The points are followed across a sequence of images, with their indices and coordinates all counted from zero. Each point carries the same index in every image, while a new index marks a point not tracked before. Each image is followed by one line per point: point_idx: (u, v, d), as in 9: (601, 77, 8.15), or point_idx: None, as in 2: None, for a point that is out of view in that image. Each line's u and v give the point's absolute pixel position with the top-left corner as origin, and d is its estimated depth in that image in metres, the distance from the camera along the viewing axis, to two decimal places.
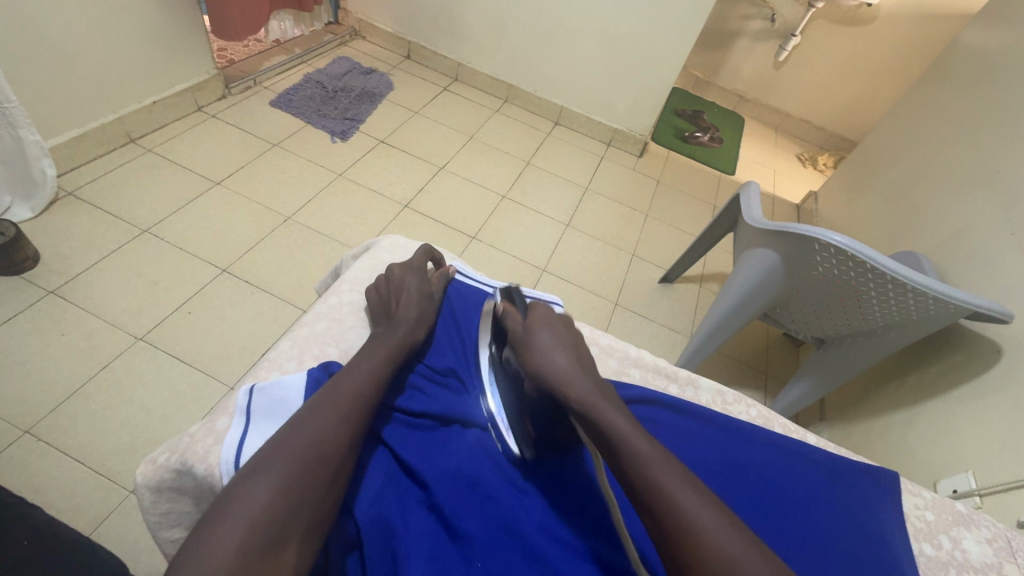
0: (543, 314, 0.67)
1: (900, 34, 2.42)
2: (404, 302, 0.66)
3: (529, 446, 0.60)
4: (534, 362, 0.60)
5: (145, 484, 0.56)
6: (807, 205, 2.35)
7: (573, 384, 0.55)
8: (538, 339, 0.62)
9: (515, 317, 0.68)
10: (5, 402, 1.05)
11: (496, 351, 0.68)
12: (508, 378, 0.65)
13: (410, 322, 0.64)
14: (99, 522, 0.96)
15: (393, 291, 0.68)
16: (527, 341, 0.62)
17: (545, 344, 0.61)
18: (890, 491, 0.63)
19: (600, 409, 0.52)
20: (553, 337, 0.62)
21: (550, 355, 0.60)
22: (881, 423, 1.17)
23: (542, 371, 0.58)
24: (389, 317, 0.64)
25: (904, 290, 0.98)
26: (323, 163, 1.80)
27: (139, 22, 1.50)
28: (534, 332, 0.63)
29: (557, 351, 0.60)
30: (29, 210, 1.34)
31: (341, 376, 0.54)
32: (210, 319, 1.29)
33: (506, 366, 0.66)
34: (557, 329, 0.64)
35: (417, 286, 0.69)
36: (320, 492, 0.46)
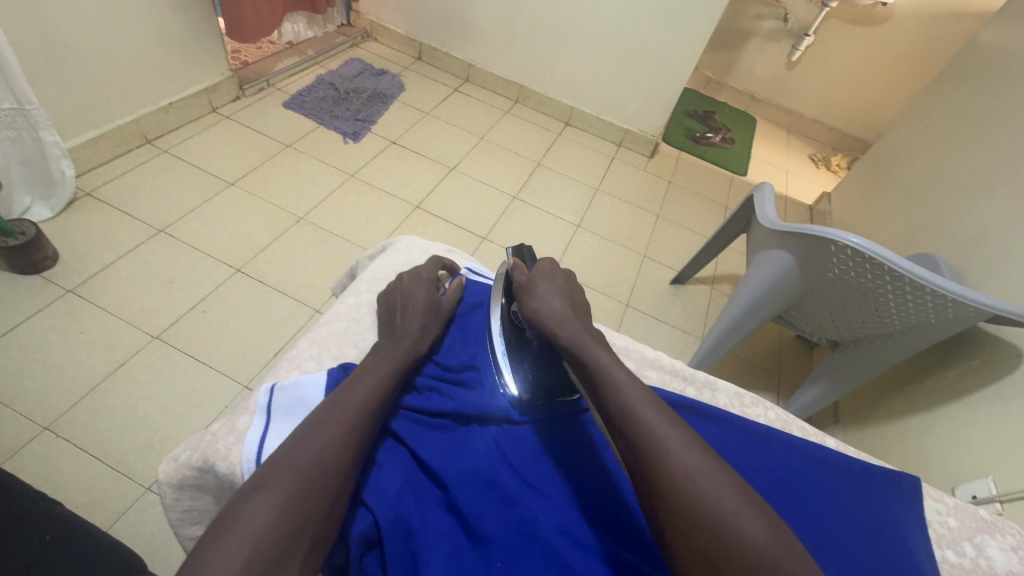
0: (547, 266, 0.70)
1: (916, 34, 2.39)
2: (411, 310, 0.66)
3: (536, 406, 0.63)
4: (533, 306, 0.64)
5: (167, 482, 0.57)
6: (821, 207, 2.33)
7: (566, 329, 0.60)
8: (538, 287, 0.66)
9: (521, 270, 0.71)
10: (25, 398, 1.07)
11: (507, 305, 0.70)
12: (515, 328, 0.68)
13: (418, 332, 0.64)
14: (116, 518, 0.97)
15: (403, 299, 0.67)
16: (528, 289, 0.66)
17: (544, 292, 0.65)
18: (913, 496, 0.62)
19: (591, 350, 0.56)
20: (551, 287, 0.66)
21: (548, 300, 0.64)
22: (897, 427, 1.16)
23: (539, 314, 0.62)
24: (394, 329, 0.64)
25: (922, 292, 0.96)
26: (335, 164, 1.81)
27: (155, 25, 1.52)
28: (536, 282, 0.66)
29: (554, 298, 0.64)
30: (49, 210, 1.36)
31: (349, 387, 0.54)
32: (224, 318, 1.31)
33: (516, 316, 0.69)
34: (557, 280, 0.67)
35: (426, 294, 0.68)
36: (334, 494, 0.47)
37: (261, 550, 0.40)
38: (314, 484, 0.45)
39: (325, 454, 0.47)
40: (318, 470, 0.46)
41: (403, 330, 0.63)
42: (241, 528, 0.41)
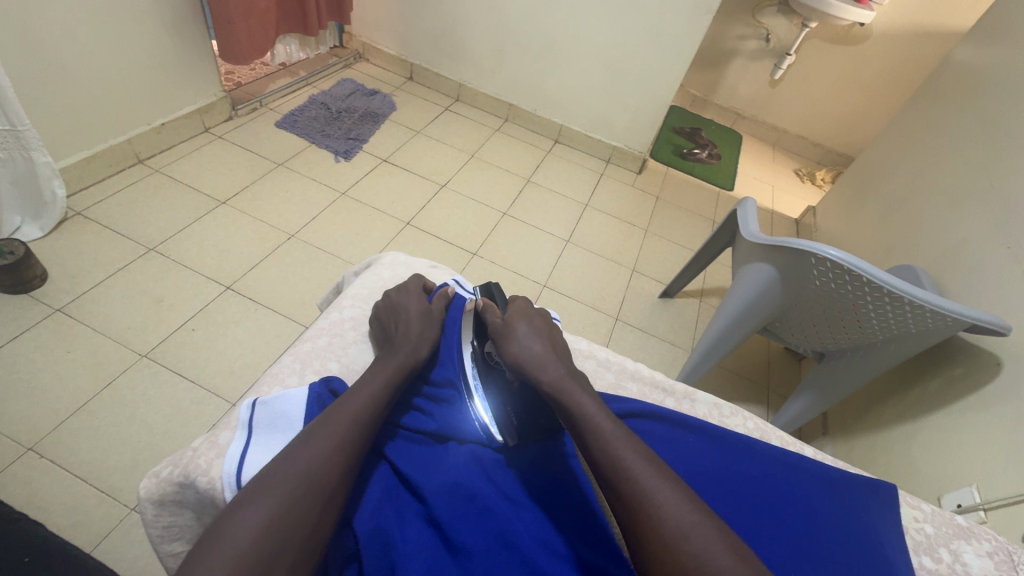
0: (521, 306, 0.70)
1: (894, 52, 2.46)
2: (407, 327, 0.66)
3: (512, 435, 0.63)
4: (513, 351, 0.63)
5: (148, 498, 0.57)
6: (806, 220, 2.37)
7: (546, 369, 0.60)
8: (516, 330, 0.65)
9: (494, 309, 0.70)
10: (9, 418, 1.06)
11: (478, 346, 0.69)
12: (494, 370, 0.68)
13: (415, 343, 0.65)
14: (101, 538, 0.96)
15: (393, 315, 0.68)
16: (506, 334, 0.65)
17: (522, 334, 0.64)
18: (889, 505, 0.62)
19: (572, 393, 0.57)
20: (529, 329, 0.65)
21: (525, 342, 0.63)
22: (883, 436, 1.17)
23: (517, 359, 0.62)
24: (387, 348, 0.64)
25: (900, 302, 0.98)
26: (327, 182, 1.83)
27: (148, 47, 1.54)
28: (512, 325, 0.65)
29: (533, 341, 0.64)
30: (39, 229, 1.37)
31: (343, 401, 0.55)
32: (214, 336, 1.31)
33: (489, 356, 0.69)
34: (533, 321, 0.67)
35: (411, 308, 0.69)
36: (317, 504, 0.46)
37: (250, 556, 0.41)
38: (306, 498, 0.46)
39: (313, 463, 0.48)
40: (311, 480, 0.47)
41: (392, 352, 0.63)
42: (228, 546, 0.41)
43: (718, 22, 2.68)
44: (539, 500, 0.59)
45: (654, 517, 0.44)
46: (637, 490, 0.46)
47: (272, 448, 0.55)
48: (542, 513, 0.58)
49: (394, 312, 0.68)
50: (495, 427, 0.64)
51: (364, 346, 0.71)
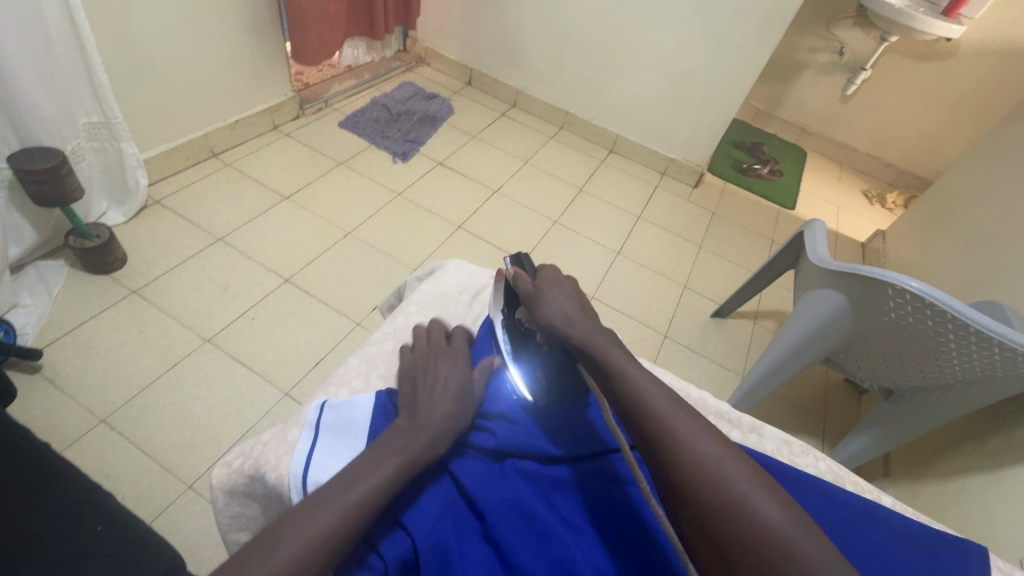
0: (550, 273, 0.65)
1: (983, 70, 2.30)
2: (443, 373, 0.62)
3: (542, 395, 0.63)
4: (545, 314, 0.60)
5: (220, 486, 0.59)
6: (874, 245, 2.24)
7: (575, 324, 0.58)
8: (547, 296, 0.61)
9: (525, 279, 0.66)
10: (86, 390, 1.14)
11: (507, 315, 0.68)
12: (523, 338, 0.66)
13: (453, 387, 0.61)
14: (159, 512, 1.01)
15: (428, 365, 0.63)
16: (536, 299, 0.61)
17: (554, 299, 0.61)
18: (980, 569, 0.57)
19: (598, 343, 0.55)
20: (561, 293, 0.61)
21: (557, 304, 0.60)
22: (957, 484, 1.08)
23: (547, 321, 0.59)
24: (414, 403, 0.58)
25: (988, 344, 0.91)
26: (384, 183, 1.87)
27: (228, 48, 1.63)
28: (544, 291, 0.62)
29: (568, 305, 0.60)
30: (122, 215, 1.47)
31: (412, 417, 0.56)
32: (272, 326, 1.36)
33: (520, 325, 0.66)
34: (567, 287, 0.63)
35: (443, 355, 0.65)
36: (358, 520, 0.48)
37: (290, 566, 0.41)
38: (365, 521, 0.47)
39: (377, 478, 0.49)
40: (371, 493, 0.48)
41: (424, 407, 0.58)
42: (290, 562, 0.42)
43: (789, 34, 2.58)
44: (599, 526, 0.56)
45: (684, 456, 0.44)
46: (709, 482, 0.42)
47: (336, 451, 0.56)
48: (601, 538, 0.55)
49: (427, 361, 0.64)
50: (521, 385, 0.63)
51: None
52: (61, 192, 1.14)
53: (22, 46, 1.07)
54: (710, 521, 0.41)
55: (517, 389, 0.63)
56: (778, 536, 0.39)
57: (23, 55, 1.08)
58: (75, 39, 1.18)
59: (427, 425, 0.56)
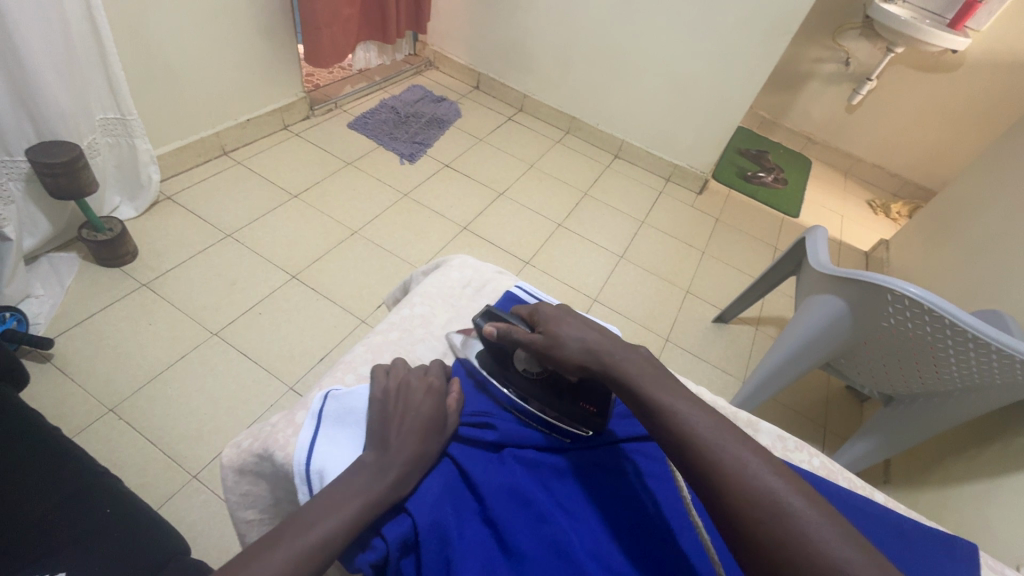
0: (547, 312, 0.62)
1: (988, 82, 2.31)
2: (413, 402, 0.57)
3: (589, 425, 0.63)
4: (565, 352, 0.58)
5: (230, 465, 0.61)
6: (878, 254, 2.24)
7: (600, 353, 0.56)
8: (564, 334, 0.58)
9: (519, 330, 0.62)
10: (96, 379, 1.16)
11: (508, 369, 0.66)
12: (539, 379, 0.65)
13: (423, 419, 0.56)
14: (166, 500, 1.03)
15: (399, 391, 0.58)
16: (553, 344, 0.58)
17: (572, 333, 0.58)
18: (969, 564, 0.58)
19: (627, 369, 0.54)
20: (575, 326, 0.59)
21: (574, 336, 0.58)
22: (956, 491, 1.08)
23: (569, 357, 0.57)
24: (383, 435, 0.55)
25: (986, 351, 0.92)
26: (391, 183, 1.90)
27: (243, 47, 1.66)
28: (556, 332, 0.59)
29: (587, 336, 0.58)
30: (134, 209, 1.49)
31: (407, 422, 0.55)
32: (278, 321, 1.38)
33: (527, 373, 0.65)
34: (572, 319, 0.60)
35: (417, 379, 0.60)
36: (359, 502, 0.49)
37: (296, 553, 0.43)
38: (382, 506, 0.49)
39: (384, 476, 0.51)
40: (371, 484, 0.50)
41: (394, 442, 0.54)
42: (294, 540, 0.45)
43: (795, 43, 2.60)
44: (597, 512, 0.57)
45: (736, 478, 0.43)
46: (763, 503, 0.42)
47: (339, 440, 0.57)
48: (599, 524, 0.56)
49: (398, 384, 0.59)
50: (564, 421, 0.64)
51: (431, 344, 0.73)
52: (77, 185, 1.17)
53: (44, 41, 1.10)
54: (772, 552, 0.40)
55: (564, 427, 0.64)
56: (842, 555, 0.39)
57: (45, 52, 1.11)
58: (94, 38, 1.22)
59: (396, 462, 0.52)
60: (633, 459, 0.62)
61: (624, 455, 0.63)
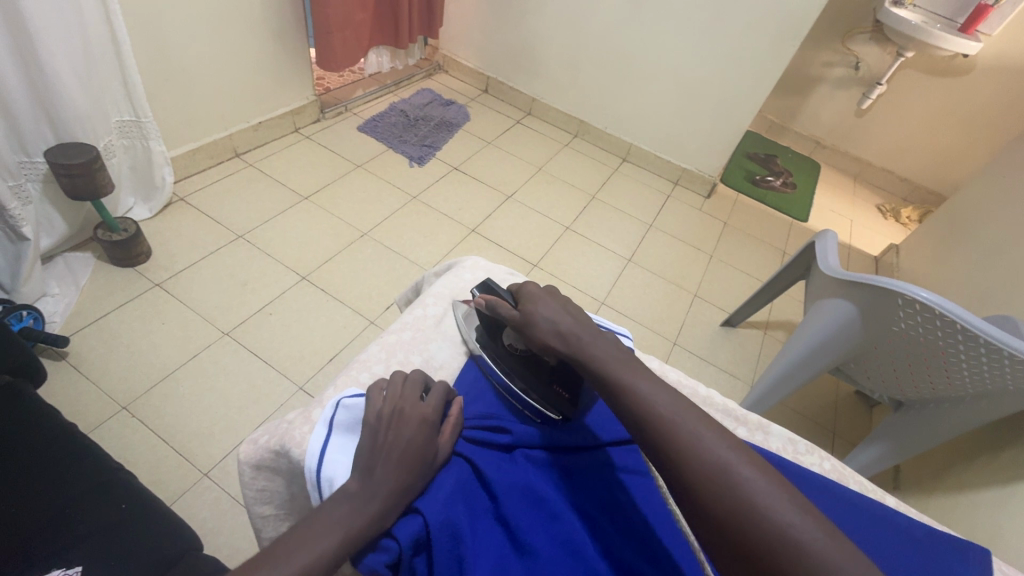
0: (530, 292, 0.63)
1: (1000, 86, 2.30)
2: (403, 436, 0.53)
3: (564, 410, 0.64)
4: (538, 331, 0.59)
5: (247, 461, 0.62)
6: (887, 259, 2.23)
7: (569, 337, 0.57)
8: (538, 314, 0.60)
9: (503, 310, 0.64)
10: (110, 377, 1.18)
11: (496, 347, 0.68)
12: (522, 361, 0.67)
13: (411, 456, 0.52)
14: (177, 496, 1.04)
15: (391, 420, 0.54)
16: (528, 322, 0.60)
17: (546, 314, 0.60)
18: (981, 570, 0.57)
19: (592, 351, 0.55)
20: (551, 308, 0.60)
21: (548, 318, 0.59)
22: (967, 498, 1.07)
23: (541, 338, 0.59)
24: (371, 462, 0.51)
25: (998, 357, 0.91)
26: (400, 185, 1.91)
27: (257, 51, 1.68)
28: (532, 311, 0.60)
29: (560, 317, 0.59)
30: (148, 210, 1.51)
31: (392, 461, 0.51)
32: (288, 321, 1.39)
33: (512, 349, 0.67)
34: (553, 299, 0.62)
35: (411, 407, 0.55)
36: (369, 500, 0.49)
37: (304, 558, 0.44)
38: (396, 506, 0.50)
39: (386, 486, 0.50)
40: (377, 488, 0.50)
41: (380, 469, 0.51)
42: (307, 538, 0.46)
43: (805, 47, 2.59)
44: (607, 513, 0.57)
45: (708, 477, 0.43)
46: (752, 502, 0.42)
47: (349, 446, 0.56)
48: (610, 524, 0.56)
49: (393, 412, 0.54)
50: (542, 408, 0.64)
51: (444, 344, 0.73)
52: (93, 186, 1.19)
53: (63, 46, 1.12)
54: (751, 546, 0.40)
55: (539, 413, 0.64)
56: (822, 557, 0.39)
57: (64, 56, 1.13)
58: (112, 42, 1.24)
59: (385, 486, 0.50)
60: (612, 454, 0.63)
61: (634, 455, 0.63)
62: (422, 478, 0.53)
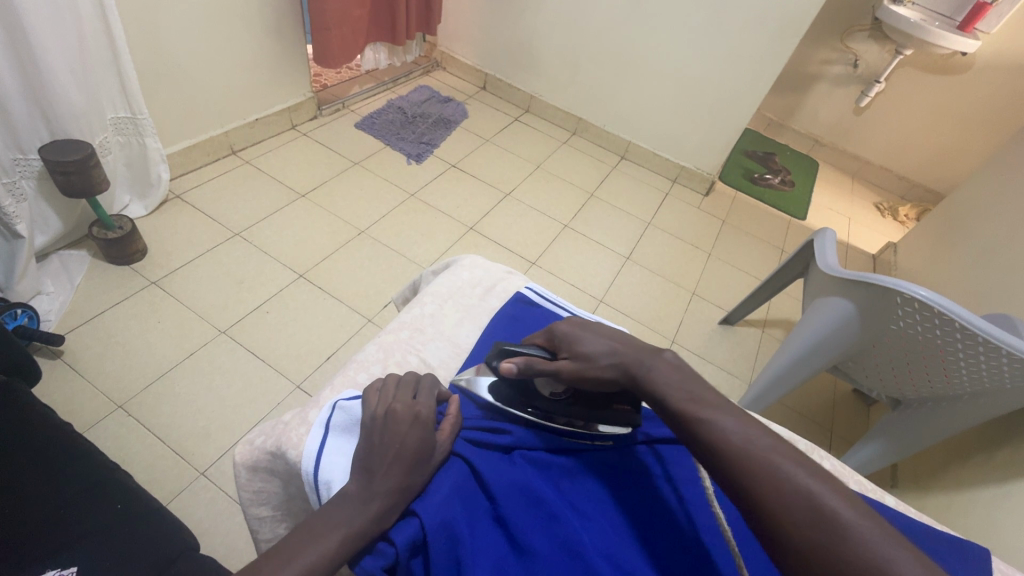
0: (564, 333, 0.61)
1: (998, 85, 2.30)
2: (398, 436, 0.52)
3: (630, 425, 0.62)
4: (596, 368, 0.57)
5: (243, 462, 0.62)
6: (885, 257, 2.23)
7: (626, 365, 0.56)
8: (586, 347, 0.59)
9: (540, 359, 0.60)
10: (105, 375, 1.17)
11: (537, 400, 0.62)
12: (567, 400, 0.62)
13: (408, 454, 0.52)
14: (174, 496, 1.04)
15: (385, 420, 0.53)
16: (585, 361, 0.58)
17: (594, 347, 0.59)
18: (981, 569, 0.57)
19: (656, 378, 0.53)
20: (592, 339, 0.59)
21: (599, 352, 0.58)
22: (965, 496, 1.07)
23: (600, 374, 0.57)
24: (366, 464, 0.51)
25: (997, 355, 0.91)
26: (398, 183, 1.90)
27: (253, 47, 1.67)
28: (581, 350, 0.59)
29: (605, 347, 0.59)
30: (144, 208, 1.51)
31: (389, 462, 0.51)
32: (285, 320, 1.39)
33: (556, 397, 0.62)
34: (589, 332, 0.61)
35: (403, 406, 0.54)
36: (365, 503, 0.49)
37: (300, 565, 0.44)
38: (394, 508, 0.50)
39: (383, 489, 0.50)
40: (373, 490, 0.49)
41: (379, 471, 0.50)
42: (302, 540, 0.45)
43: (804, 45, 2.59)
44: (609, 515, 0.57)
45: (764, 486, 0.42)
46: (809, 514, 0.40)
47: (346, 449, 0.56)
48: (610, 523, 0.56)
49: (385, 412, 0.54)
50: (609, 428, 0.62)
51: (441, 344, 0.73)
52: (87, 183, 1.18)
53: (58, 42, 1.11)
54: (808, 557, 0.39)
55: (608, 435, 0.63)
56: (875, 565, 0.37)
57: (58, 52, 1.12)
58: (107, 38, 1.23)
59: (381, 489, 0.49)
60: (622, 456, 0.63)
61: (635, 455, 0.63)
62: (418, 479, 0.52)
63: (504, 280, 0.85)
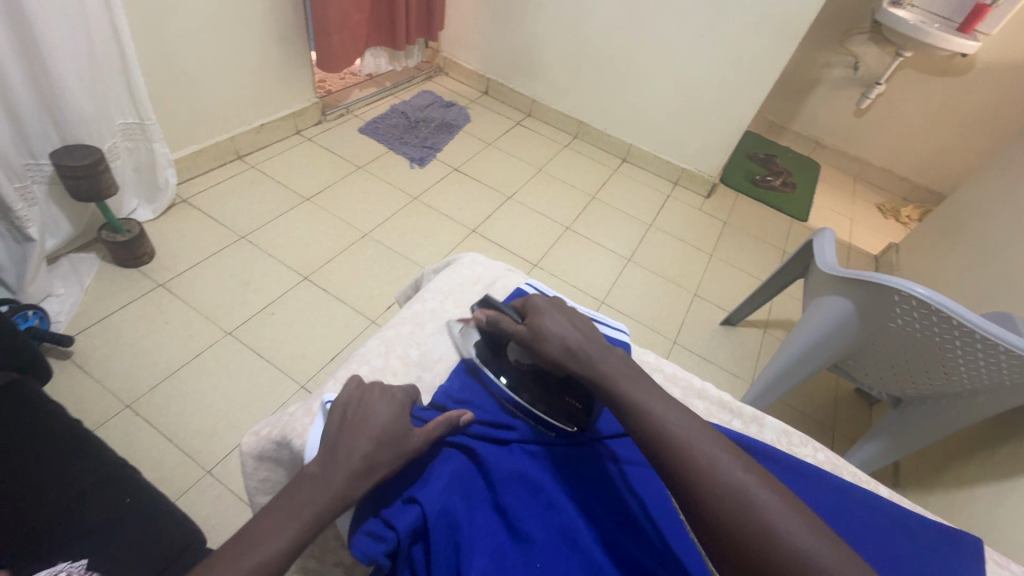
0: (537, 307, 0.62)
1: (998, 86, 2.30)
2: (372, 414, 0.54)
3: (576, 422, 0.63)
4: (543, 346, 0.59)
5: (249, 452, 0.64)
6: (888, 257, 2.23)
7: (576, 350, 0.57)
8: (546, 325, 0.60)
9: (508, 321, 0.64)
10: (114, 375, 1.19)
11: (504, 360, 0.67)
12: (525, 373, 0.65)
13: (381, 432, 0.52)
14: (180, 493, 1.06)
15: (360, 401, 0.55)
16: (537, 336, 0.60)
17: (554, 327, 0.59)
18: (971, 557, 0.58)
19: (602, 368, 0.55)
20: (557, 319, 0.60)
21: (556, 332, 0.59)
22: (966, 492, 1.08)
23: (549, 351, 0.59)
24: (336, 442, 0.51)
25: (994, 352, 0.92)
26: (401, 187, 1.93)
27: (259, 56, 1.71)
28: (540, 327, 0.60)
29: (566, 330, 0.59)
30: (151, 212, 1.53)
31: (355, 432, 0.52)
32: (290, 321, 1.41)
33: (519, 365, 0.66)
34: (558, 312, 0.61)
35: (380, 390, 0.56)
36: (363, 487, 0.50)
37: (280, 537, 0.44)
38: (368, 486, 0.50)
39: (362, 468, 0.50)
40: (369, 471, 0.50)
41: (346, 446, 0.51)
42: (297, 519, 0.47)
43: (804, 48, 2.60)
44: (603, 505, 0.58)
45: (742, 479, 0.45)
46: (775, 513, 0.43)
47: None
48: (603, 513, 0.58)
49: (363, 395, 0.56)
50: (556, 420, 0.64)
51: (442, 338, 0.74)
52: (98, 188, 1.21)
53: (69, 50, 1.14)
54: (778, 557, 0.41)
55: (553, 423, 0.63)
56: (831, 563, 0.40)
57: (70, 60, 1.15)
58: (116, 46, 1.26)
59: (376, 471, 0.51)
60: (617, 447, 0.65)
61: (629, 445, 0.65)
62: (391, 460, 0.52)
63: (505, 275, 0.86)
